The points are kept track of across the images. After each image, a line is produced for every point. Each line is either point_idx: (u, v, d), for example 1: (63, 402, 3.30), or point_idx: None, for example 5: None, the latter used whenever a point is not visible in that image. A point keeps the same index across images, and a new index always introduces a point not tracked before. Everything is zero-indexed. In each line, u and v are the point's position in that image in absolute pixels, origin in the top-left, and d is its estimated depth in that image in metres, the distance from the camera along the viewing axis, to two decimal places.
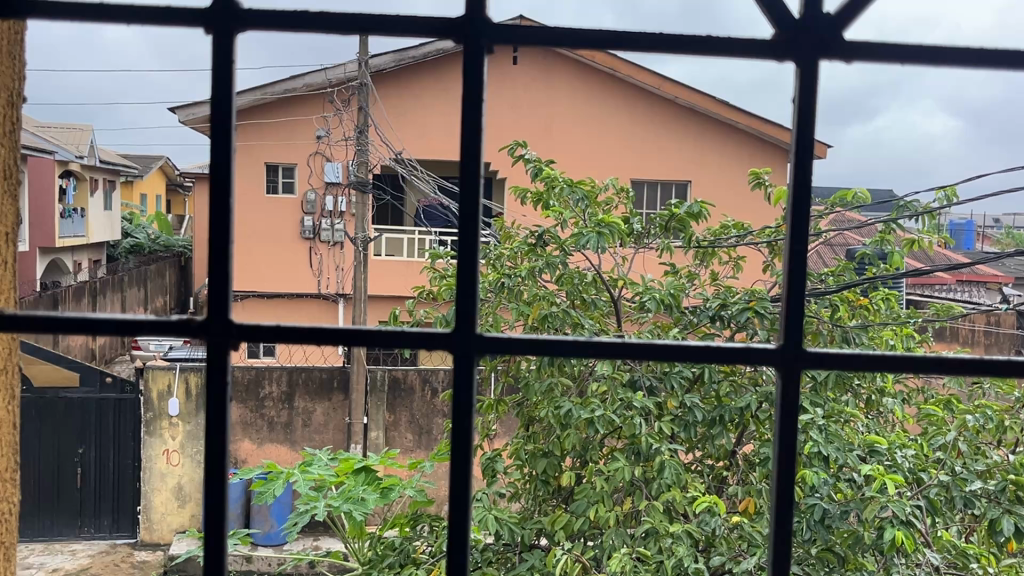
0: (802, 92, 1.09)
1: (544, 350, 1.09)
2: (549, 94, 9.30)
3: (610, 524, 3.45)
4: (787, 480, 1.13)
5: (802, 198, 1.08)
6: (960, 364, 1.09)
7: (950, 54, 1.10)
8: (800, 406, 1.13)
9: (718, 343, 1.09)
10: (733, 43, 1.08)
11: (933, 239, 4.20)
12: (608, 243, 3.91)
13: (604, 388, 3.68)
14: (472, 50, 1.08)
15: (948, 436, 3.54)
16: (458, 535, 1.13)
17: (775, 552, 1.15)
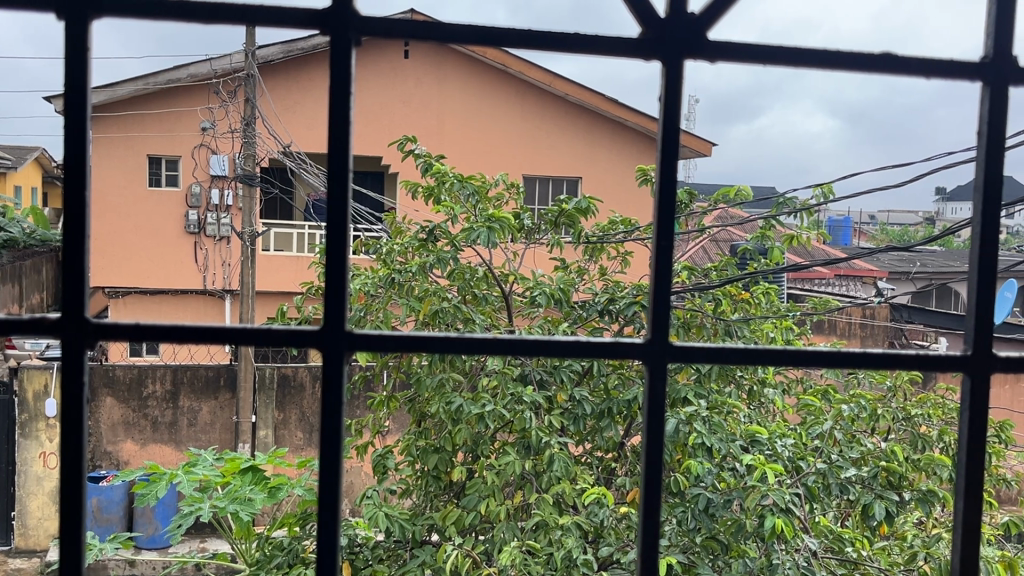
0: (666, 88, 1.11)
1: (415, 346, 1.08)
2: (439, 92, 9.29)
3: (500, 518, 3.46)
4: (653, 476, 1.15)
5: (668, 193, 1.11)
6: (817, 356, 1.13)
7: (808, 54, 1.13)
8: (666, 400, 1.15)
9: (586, 338, 1.11)
10: (602, 42, 1.10)
11: (810, 234, 4.35)
12: (499, 238, 3.93)
13: (494, 383, 3.70)
14: (339, 42, 1.07)
15: (825, 425, 3.70)
16: (327, 538, 1.11)
17: (645, 541, 1.17)
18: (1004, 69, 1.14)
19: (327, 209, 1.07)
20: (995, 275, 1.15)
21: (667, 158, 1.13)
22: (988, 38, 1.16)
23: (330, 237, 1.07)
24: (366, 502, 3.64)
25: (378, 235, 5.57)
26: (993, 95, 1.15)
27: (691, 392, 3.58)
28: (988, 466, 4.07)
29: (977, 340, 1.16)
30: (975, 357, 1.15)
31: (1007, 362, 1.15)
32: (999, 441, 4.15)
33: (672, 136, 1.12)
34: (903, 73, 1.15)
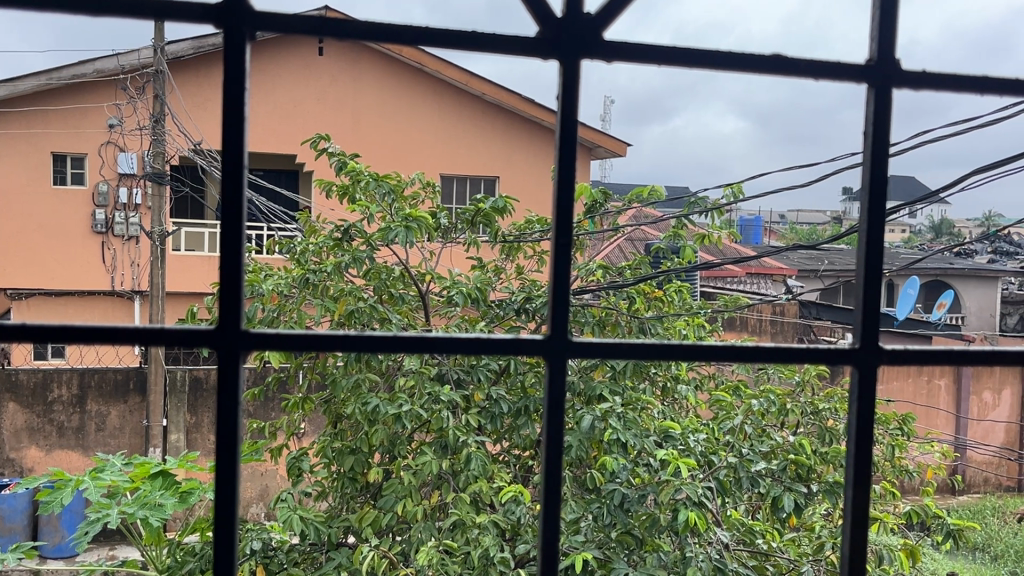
0: (564, 88, 1.10)
1: (311, 345, 1.05)
2: (356, 91, 9.20)
3: (417, 518, 3.46)
4: (553, 478, 1.13)
5: (567, 190, 1.10)
6: (716, 352, 1.13)
7: (705, 56, 1.13)
8: (565, 397, 1.14)
9: (485, 336, 1.10)
10: (496, 41, 1.08)
11: (721, 233, 4.43)
12: (416, 237, 3.91)
13: (412, 382, 3.68)
14: (233, 37, 1.05)
15: (735, 419, 3.76)
16: (224, 546, 1.08)
17: (545, 538, 1.15)
18: (889, 71, 1.16)
19: (221, 204, 1.04)
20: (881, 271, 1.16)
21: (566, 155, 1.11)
22: (872, 41, 1.17)
23: (225, 235, 1.04)
24: (280, 504, 3.60)
25: (292, 234, 5.49)
26: (878, 97, 1.17)
27: (606, 389, 3.63)
28: (891, 458, 4.21)
29: (865, 335, 1.17)
30: (862, 349, 1.17)
31: (892, 354, 1.17)
32: (902, 433, 4.29)
33: (570, 134, 1.10)
34: (793, 75, 1.15)
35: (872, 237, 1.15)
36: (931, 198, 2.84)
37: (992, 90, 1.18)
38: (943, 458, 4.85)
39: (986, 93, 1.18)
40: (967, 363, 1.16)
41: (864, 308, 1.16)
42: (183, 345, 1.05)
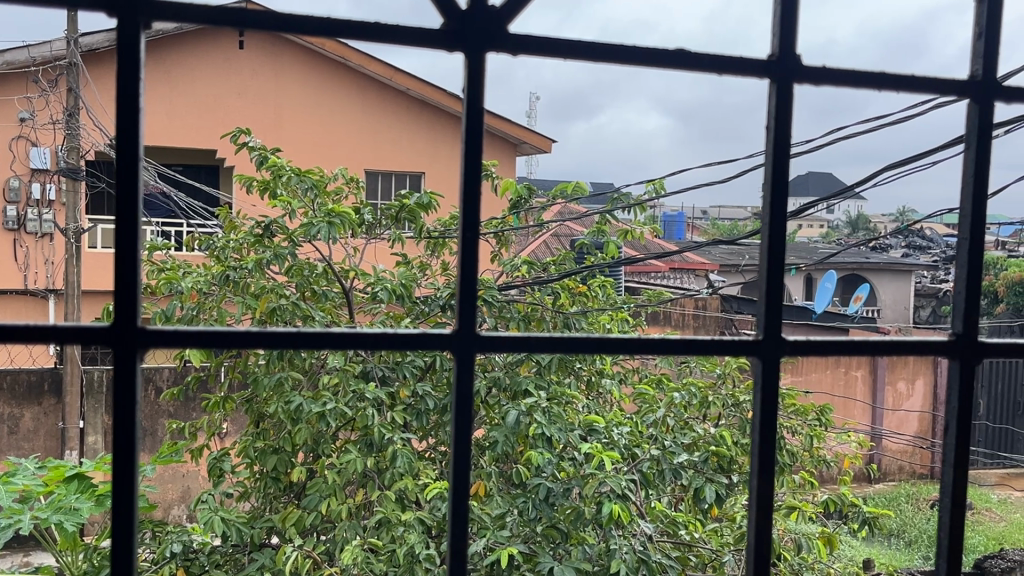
0: (470, 81, 1.06)
1: (211, 343, 1.00)
2: (278, 83, 9.06)
3: (342, 517, 3.43)
4: (461, 479, 1.10)
5: (473, 183, 1.07)
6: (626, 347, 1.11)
7: (614, 49, 1.11)
8: (474, 395, 1.10)
9: (390, 330, 1.06)
10: (400, 32, 1.04)
11: (643, 229, 4.47)
12: (339, 233, 3.87)
13: (336, 380, 3.64)
14: (128, 25, 0.99)
15: (658, 413, 3.83)
16: (120, 553, 1.02)
17: (453, 539, 1.11)
18: (789, 68, 1.16)
19: (116, 196, 0.99)
20: (782, 265, 1.17)
21: (472, 147, 1.08)
22: (774, 37, 1.17)
23: (118, 228, 0.98)
24: (201, 506, 3.52)
25: (212, 231, 5.40)
26: (780, 93, 1.17)
27: (531, 384, 3.64)
28: (810, 448, 4.30)
29: (768, 325, 1.17)
30: (766, 341, 1.17)
31: (796, 346, 1.17)
32: (820, 424, 4.42)
33: (476, 126, 1.07)
34: (698, 71, 1.14)
35: (774, 233, 1.16)
36: (846, 194, 2.91)
37: (896, 87, 1.18)
38: (859, 447, 4.98)
39: (889, 91, 1.18)
40: (868, 355, 1.17)
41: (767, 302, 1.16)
42: (75, 344, 0.99)
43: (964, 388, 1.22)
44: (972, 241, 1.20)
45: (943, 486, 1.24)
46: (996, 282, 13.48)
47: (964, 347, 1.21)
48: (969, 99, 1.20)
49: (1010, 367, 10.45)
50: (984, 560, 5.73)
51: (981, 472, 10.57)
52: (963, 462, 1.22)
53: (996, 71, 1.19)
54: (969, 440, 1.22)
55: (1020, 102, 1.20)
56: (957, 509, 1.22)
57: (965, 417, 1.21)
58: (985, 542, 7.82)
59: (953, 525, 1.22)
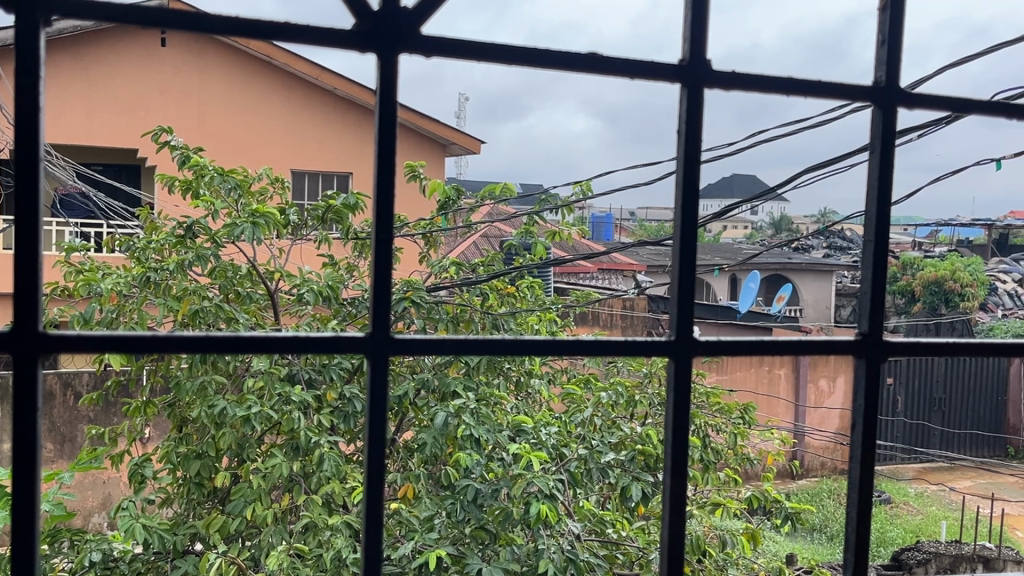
0: (381, 81, 1.05)
1: (118, 346, 0.97)
2: (201, 81, 8.88)
3: (267, 522, 3.39)
4: (375, 482, 1.08)
5: (385, 186, 1.05)
6: (539, 347, 1.12)
7: (527, 54, 1.10)
8: (386, 398, 1.09)
9: (301, 334, 1.03)
10: (309, 32, 1.02)
11: (571, 229, 4.50)
12: (263, 233, 3.81)
13: (261, 384, 3.58)
14: (28, 22, 0.96)
15: (585, 412, 3.86)
16: (22, 566, 0.99)
17: (366, 547, 1.10)
18: (700, 71, 1.17)
19: (17, 197, 0.96)
20: (694, 269, 1.18)
21: (385, 149, 1.06)
22: (684, 41, 1.18)
23: (19, 227, 0.95)
24: (122, 513, 3.43)
25: (133, 232, 5.29)
26: (690, 98, 1.18)
27: (460, 386, 3.64)
28: (734, 446, 4.36)
29: (679, 326, 1.18)
30: (678, 340, 1.18)
31: (706, 345, 1.18)
32: (744, 422, 4.50)
33: (389, 128, 1.06)
34: (608, 73, 1.14)
35: (685, 238, 1.17)
36: (769, 195, 2.96)
37: (803, 93, 1.20)
38: (780, 444, 5.08)
39: (797, 97, 1.20)
40: (778, 354, 1.19)
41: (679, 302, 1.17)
42: None
43: (868, 385, 1.25)
44: (877, 243, 1.23)
45: (850, 481, 1.27)
46: (912, 281, 13.85)
47: (870, 345, 1.24)
48: (872, 103, 1.23)
49: (925, 364, 10.77)
50: (901, 552, 5.90)
51: (899, 467, 10.86)
52: (870, 458, 1.25)
53: (899, 78, 1.22)
54: (874, 436, 1.25)
55: (921, 108, 1.23)
56: (864, 504, 1.25)
57: (870, 413, 1.24)
58: (903, 535, 8.05)
59: (860, 521, 1.25)
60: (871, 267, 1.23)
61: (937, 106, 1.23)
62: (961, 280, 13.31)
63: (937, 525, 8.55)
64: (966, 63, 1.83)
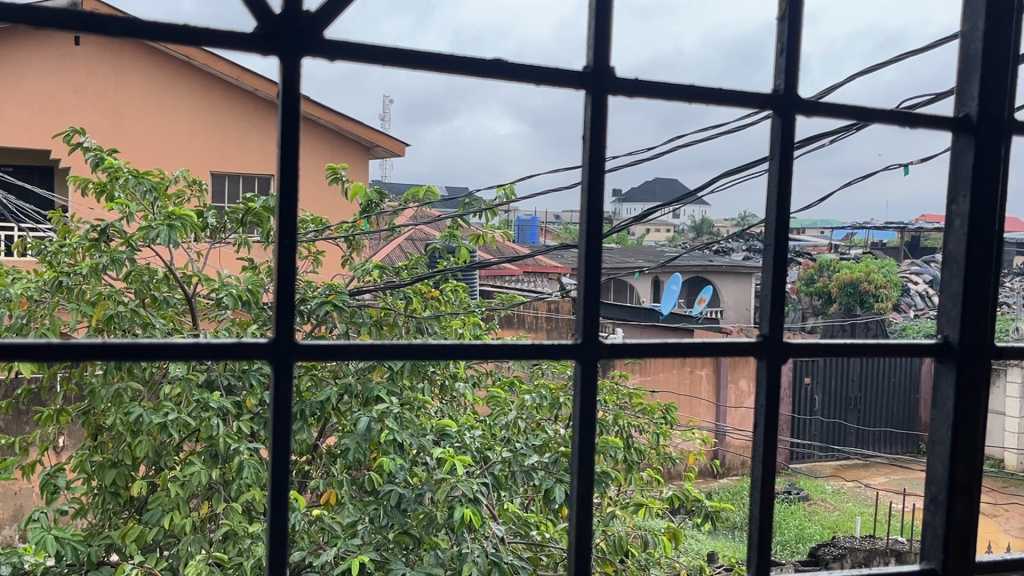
0: (284, 82, 1.04)
1: (12, 354, 0.94)
2: (118, 82, 8.58)
3: (186, 531, 3.32)
4: (280, 486, 1.06)
5: (289, 190, 1.04)
6: (447, 349, 1.11)
7: (432, 58, 1.09)
8: (291, 403, 1.07)
9: (204, 339, 1.01)
10: (212, 35, 1.00)
11: (495, 232, 4.50)
12: (180, 236, 3.73)
13: (178, 390, 3.51)
14: None
15: (509, 415, 3.87)
16: None
17: (270, 551, 1.09)
18: (604, 79, 1.17)
19: None
20: (601, 273, 1.19)
21: (289, 154, 1.05)
22: (588, 48, 1.18)
23: None
24: (33, 525, 3.31)
25: (47, 234, 5.15)
26: (595, 103, 1.18)
27: (383, 390, 3.61)
28: (656, 446, 4.42)
29: (585, 328, 1.19)
30: (584, 344, 1.19)
31: (614, 349, 1.19)
32: (666, 422, 4.56)
33: (292, 132, 1.04)
34: (513, 79, 1.14)
35: (590, 242, 1.18)
36: (689, 198, 3.00)
37: (705, 100, 1.22)
38: (702, 443, 5.16)
39: (701, 104, 1.22)
40: (683, 355, 1.22)
41: (583, 304, 1.18)
42: None
43: (770, 385, 1.27)
44: (777, 247, 1.25)
45: (753, 480, 1.29)
46: (829, 282, 14.18)
47: (770, 346, 1.27)
48: (772, 111, 1.25)
49: (841, 364, 11.05)
50: (819, 548, 6.08)
51: (817, 465, 11.13)
52: (771, 454, 1.27)
53: (796, 86, 1.25)
54: (777, 433, 1.28)
55: (819, 116, 1.26)
56: (767, 500, 1.27)
57: (772, 414, 1.27)
58: (820, 531, 8.25)
59: (762, 518, 1.28)
60: (771, 270, 1.26)
61: (835, 115, 1.26)
62: (875, 281, 13.69)
63: (853, 521, 8.78)
64: (876, 71, 1.88)
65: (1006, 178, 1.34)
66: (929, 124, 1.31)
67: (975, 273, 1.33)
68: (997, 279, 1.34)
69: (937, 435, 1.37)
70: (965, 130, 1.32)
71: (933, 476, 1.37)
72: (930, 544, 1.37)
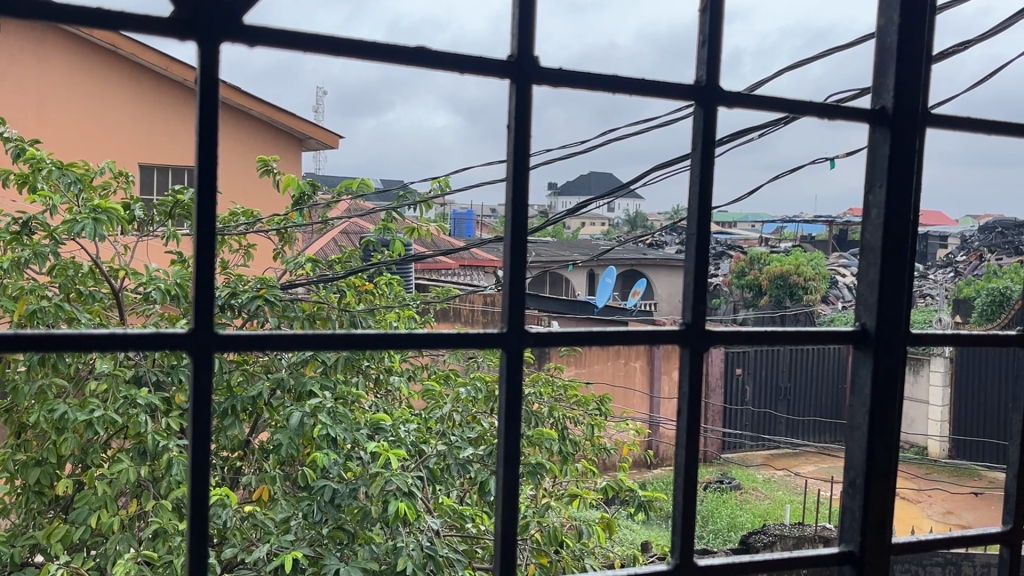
0: (202, 67, 1.02)
1: None
2: (42, 71, 8.04)
3: (114, 530, 3.25)
4: (199, 478, 1.05)
5: (207, 176, 1.02)
6: (370, 340, 1.10)
7: (356, 46, 1.07)
8: (209, 395, 1.05)
9: (118, 330, 0.98)
10: (128, 20, 0.97)
11: (429, 225, 4.49)
12: (106, 230, 3.64)
13: (105, 386, 3.43)
14: None
15: (445, 408, 3.86)
16: None
17: (190, 545, 1.06)
18: (528, 69, 1.17)
19: None
20: (526, 263, 1.19)
21: (207, 140, 1.03)
22: (512, 38, 1.18)
23: None
24: None
25: None
26: (519, 93, 1.18)
27: (316, 385, 3.58)
28: (591, 436, 4.45)
29: (511, 318, 1.19)
30: (510, 333, 1.19)
31: (538, 338, 1.19)
32: (600, 413, 4.60)
33: (210, 118, 1.03)
34: (437, 68, 1.13)
35: (515, 233, 1.18)
36: (622, 190, 3.01)
37: (628, 91, 1.22)
38: (636, 434, 5.22)
39: (622, 95, 1.22)
40: (607, 345, 1.22)
41: (508, 293, 1.18)
42: None
43: (692, 374, 1.29)
44: (699, 236, 1.27)
45: (676, 467, 1.31)
46: (759, 275, 14.42)
47: (693, 335, 1.28)
48: (695, 102, 1.27)
49: (772, 355, 11.25)
50: (749, 535, 6.18)
51: (748, 454, 11.34)
52: (694, 442, 1.29)
53: (718, 78, 1.27)
54: (700, 420, 1.30)
55: (740, 108, 1.27)
56: (690, 486, 1.29)
57: (695, 402, 1.28)
58: (751, 519, 8.39)
59: (685, 506, 1.29)
60: (694, 257, 1.27)
61: (756, 106, 1.27)
62: (804, 274, 13.94)
63: (782, 509, 8.95)
64: (803, 65, 1.91)
65: (920, 171, 1.38)
66: (847, 117, 1.34)
67: (891, 263, 1.36)
68: (911, 268, 1.37)
69: (855, 421, 1.40)
70: (880, 122, 1.36)
71: (851, 460, 1.41)
72: (848, 527, 1.41)
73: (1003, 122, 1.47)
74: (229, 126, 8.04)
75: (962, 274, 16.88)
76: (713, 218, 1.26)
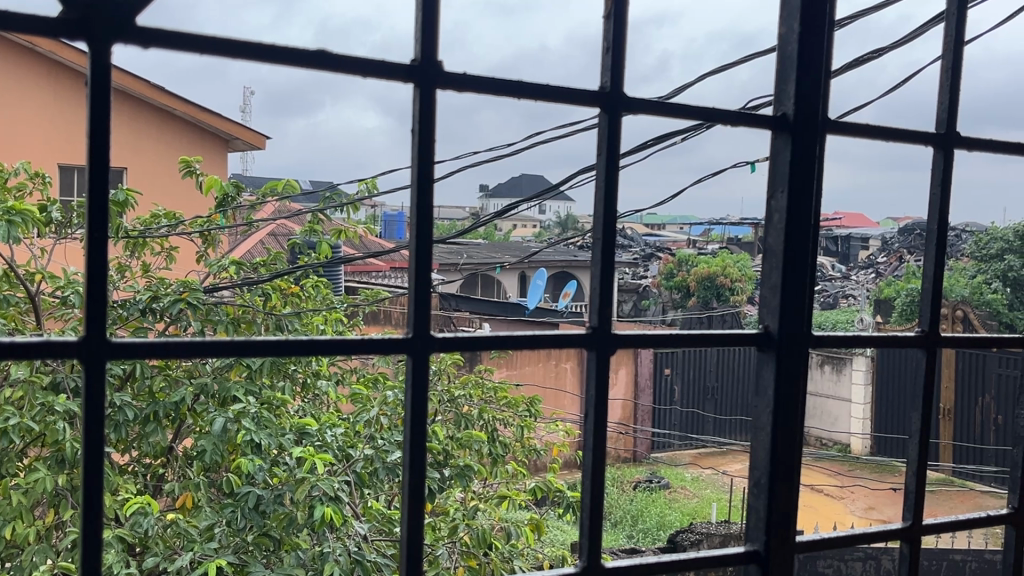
0: (92, 68, 0.99)
1: None
2: None
3: (29, 541, 3.15)
4: (91, 486, 1.02)
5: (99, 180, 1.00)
6: (271, 345, 1.09)
7: (256, 48, 1.06)
8: (102, 401, 1.03)
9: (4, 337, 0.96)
10: (12, 20, 0.94)
11: (356, 227, 4.43)
12: (20, 232, 3.53)
13: (20, 393, 3.31)
14: None
15: (372, 412, 3.82)
16: None
17: (84, 554, 1.04)
18: (432, 72, 1.17)
19: None
20: (431, 267, 1.19)
21: (101, 141, 1.01)
22: (416, 40, 1.17)
23: None
24: None
25: None
26: (424, 98, 1.18)
27: (240, 391, 3.52)
28: (520, 438, 4.48)
29: (416, 322, 1.19)
30: (415, 338, 1.19)
31: (444, 342, 1.19)
32: (530, 414, 4.60)
33: (102, 119, 1.00)
34: (341, 71, 1.11)
35: (419, 238, 1.18)
36: (549, 191, 3.00)
37: (533, 96, 1.22)
38: (566, 434, 5.24)
39: (528, 99, 1.23)
40: (516, 348, 1.22)
41: (413, 297, 1.18)
42: None
43: (599, 375, 1.30)
44: (606, 240, 1.27)
45: (585, 468, 1.32)
46: (688, 277, 14.63)
47: (601, 338, 1.29)
48: (600, 109, 1.28)
49: (699, 355, 11.42)
50: (678, 534, 6.29)
51: (676, 454, 11.50)
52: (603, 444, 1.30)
53: (623, 84, 1.28)
54: (607, 422, 1.31)
55: (644, 114, 1.29)
56: (598, 488, 1.30)
57: (601, 405, 1.30)
58: (680, 518, 8.52)
59: (592, 507, 1.30)
60: (600, 260, 1.28)
61: (660, 111, 1.29)
62: (730, 275, 14.11)
63: (710, 507, 9.10)
64: (721, 70, 1.93)
65: (822, 177, 1.41)
66: (749, 124, 1.36)
67: (793, 266, 1.38)
68: (814, 270, 1.40)
69: (760, 421, 1.42)
70: (782, 129, 1.38)
71: (756, 461, 1.43)
72: (754, 525, 1.44)
73: (902, 127, 1.51)
74: (152, 126, 7.89)
75: (883, 275, 17.33)
76: (619, 222, 1.27)
